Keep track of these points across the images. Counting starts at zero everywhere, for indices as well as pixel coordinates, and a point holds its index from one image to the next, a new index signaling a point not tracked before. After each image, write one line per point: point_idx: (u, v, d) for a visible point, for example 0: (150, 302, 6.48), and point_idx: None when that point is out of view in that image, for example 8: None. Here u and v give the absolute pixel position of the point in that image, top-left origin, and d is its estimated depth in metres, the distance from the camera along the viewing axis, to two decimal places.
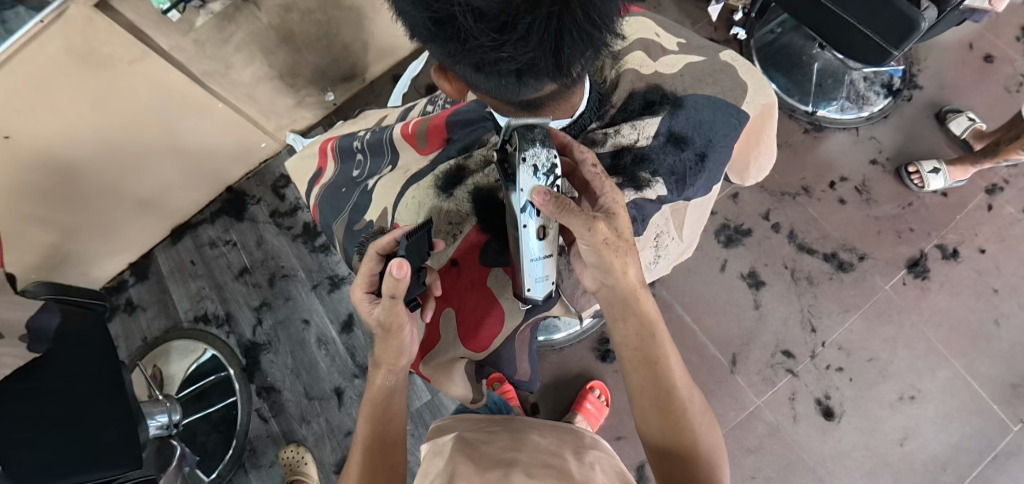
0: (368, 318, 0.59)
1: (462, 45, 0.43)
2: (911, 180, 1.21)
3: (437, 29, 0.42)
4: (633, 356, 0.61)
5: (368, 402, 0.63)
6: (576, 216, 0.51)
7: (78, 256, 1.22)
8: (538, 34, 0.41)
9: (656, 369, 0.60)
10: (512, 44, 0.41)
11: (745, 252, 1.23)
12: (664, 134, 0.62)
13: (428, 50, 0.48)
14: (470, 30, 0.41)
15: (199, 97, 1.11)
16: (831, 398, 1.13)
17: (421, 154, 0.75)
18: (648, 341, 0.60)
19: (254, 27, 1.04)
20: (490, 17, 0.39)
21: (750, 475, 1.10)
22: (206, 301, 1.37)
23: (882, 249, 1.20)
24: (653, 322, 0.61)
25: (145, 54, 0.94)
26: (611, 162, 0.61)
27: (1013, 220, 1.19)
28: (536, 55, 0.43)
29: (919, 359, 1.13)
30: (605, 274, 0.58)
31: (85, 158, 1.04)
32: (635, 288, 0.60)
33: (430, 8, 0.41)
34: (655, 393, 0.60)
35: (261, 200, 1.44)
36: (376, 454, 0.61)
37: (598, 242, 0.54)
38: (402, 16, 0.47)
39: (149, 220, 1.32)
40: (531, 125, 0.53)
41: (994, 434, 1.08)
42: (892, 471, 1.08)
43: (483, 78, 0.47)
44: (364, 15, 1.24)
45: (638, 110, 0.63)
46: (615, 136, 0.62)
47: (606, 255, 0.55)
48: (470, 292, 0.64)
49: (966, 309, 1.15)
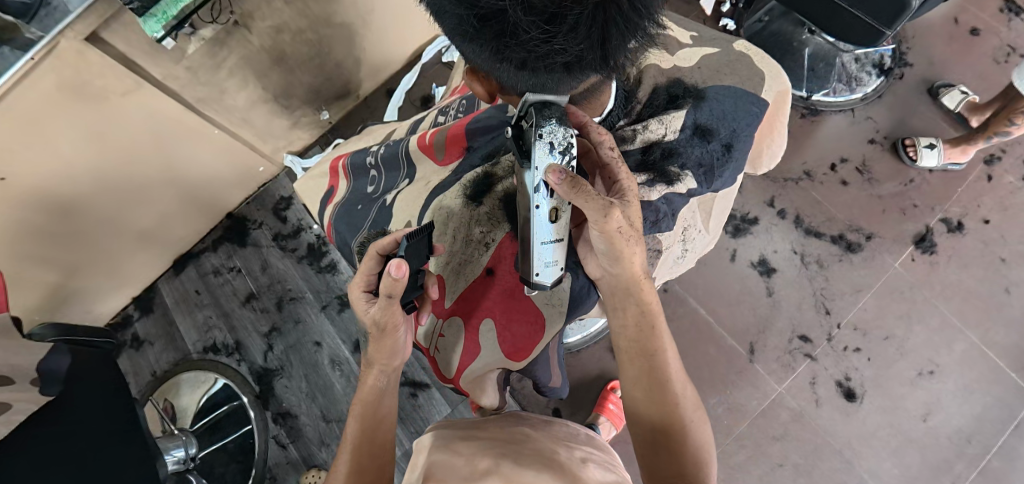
0: (363, 316, 0.60)
1: (510, 42, 0.42)
2: (906, 153, 1.23)
3: (482, 27, 0.42)
4: (629, 347, 0.61)
5: (358, 402, 0.65)
6: (591, 201, 0.50)
7: (82, 293, 1.20)
8: (587, 23, 0.40)
9: (653, 363, 0.59)
10: (563, 35, 0.41)
11: (754, 241, 1.23)
12: (690, 127, 0.62)
13: (467, 53, 0.48)
14: (519, 24, 0.40)
15: (194, 125, 1.09)
16: (852, 379, 1.13)
17: (440, 166, 0.74)
18: (646, 332, 0.60)
19: (246, 50, 1.05)
20: (541, 9, 0.39)
21: (778, 463, 1.10)
22: (214, 330, 1.35)
23: (888, 228, 1.21)
24: (654, 314, 0.60)
25: (139, 84, 0.93)
26: (640, 158, 0.61)
27: (1013, 189, 1.21)
28: (584, 47, 0.43)
29: (935, 333, 1.13)
30: (613, 263, 0.57)
31: (82, 193, 1.02)
32: (639, 279, 0.58)
33: (476, 5, 0.40)
34: (648, 387, 0.60)
35: (263, 224, 1.42)
36: (365, 453, 0.62)
37: (611, 230, 0.53)
38: (440, 17, 0.46)
39: (151, 252, 1.30)
40: (548, 102, 0.51)
41: (1014, 403, 1.08)
42: (918, 448, 1.08)
43: (525, 77, 0.47)
44: (356, 31, 1.23)
45: (663, 105, 0.63)
46: (643, 132, 0.61)
47: (615, 244, 0.54)
48: (505, 301, 0.63)
49: (974, 280, 1.16)
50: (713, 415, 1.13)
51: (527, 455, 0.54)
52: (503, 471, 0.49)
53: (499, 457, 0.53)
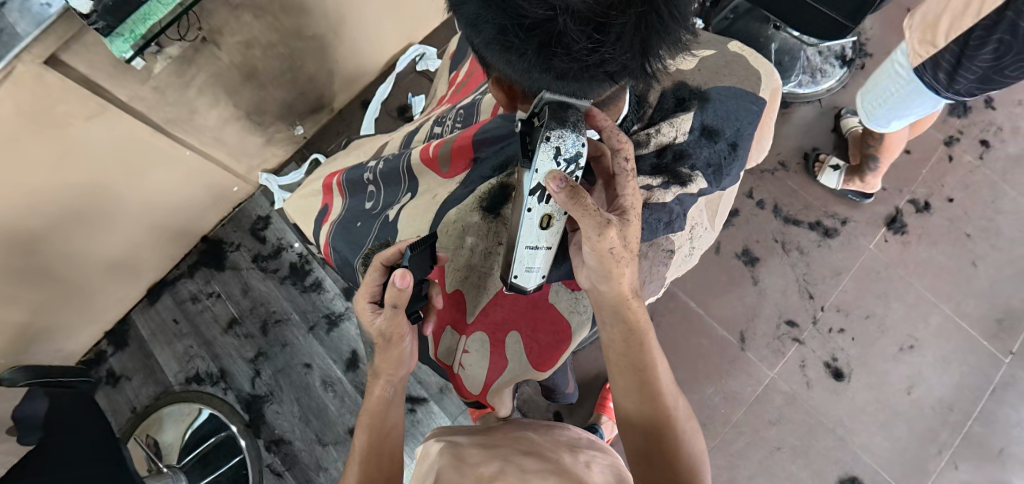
0: (369, 327, 0.59)
1: (556, 51, 0.41)
2: (814, 166, 1.27)
3: (527, 37, 0.41)
4: (620, 361, 0.60)
5: (366, 413, 0.62)
6: (586, 214, 0.50)
7: (52, 331, 1.13)
8: (632, 31, 0.41)
9: (644, 374, 0.60)
10: (609, 45, 0.41)
11: (736, 232, 1.26)
12: (698, 129, 0.64)
13: (498, 65, 0.47)
14: (568, 33, 0.40)
15: (164, 146, 1.05)
16: (838, 359, 1.17)
17: (445, 179, 0.73)
18: (636, 348, 0.60)
19: (215, 68, 1.01)
20: (591, 17, 0.39)
21: (775, 446, 1.13)
22: (196, 359, 1.29)
23: (861, 212, 1.26)
24: (643, 330, 0.60)
25: (104, 106, 0.88)
26: (655, 161, 0.62)
27: (973, 168, 1.27)
28: (629, 56, 0.43)
29: (911, 309, 1.19)
30: (601, 279, 0.57)
31: (47, 228, 0.96)
32: (627, 299, 0.58)
33: (523, 15, 0.39)
34: (640, 396, 0.60)
35: (241, 245, 1.37)
36: (373, 466, 0.59)
37: (603, 250, 0.53)
38: (476, 30, 0.45)
39: (123, 282, 1.23)
40: (565, 104, 0.50)
41: (989, 369, 1.15)
42: (905, 420, 1.13)
43: (561, 86, 0.46)
44: (328, 43, 1.21)
45: (672, 108, 0.64)
46: (656, 136, 0.63)
47: (606, 262, 0.54)
48: (530, 313, 0.64)
49: (944, 256, 1.22)
50: (711, 406, 1.16)
51: (532, 463, 0.51)
52: (508, 478, 0.46)
53: (503, 462, 0.51)
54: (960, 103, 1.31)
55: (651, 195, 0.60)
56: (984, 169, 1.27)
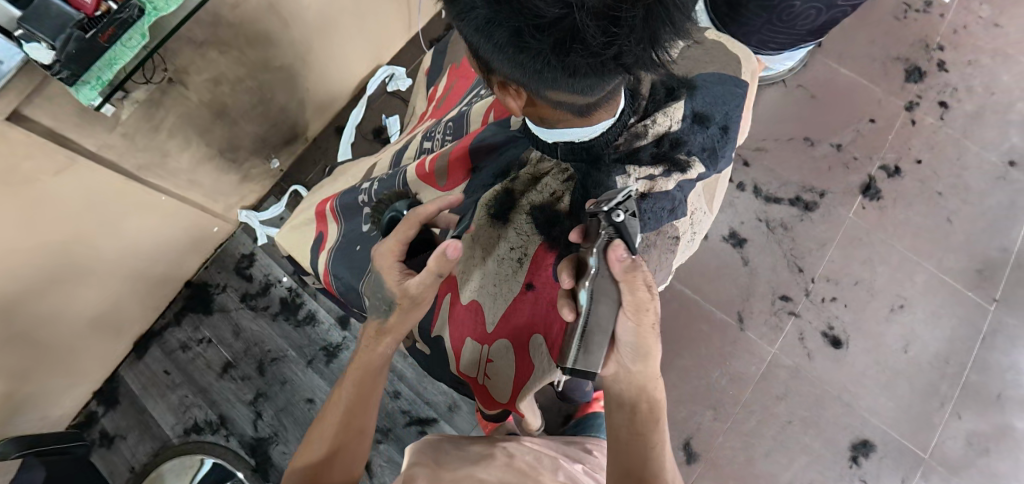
0: (394, 287, 0.59)
1: (573, 47, 0.42)
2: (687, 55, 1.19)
3: (543, 37, 0.41)
4: (627, 427, 0.57)
5: (361, 362, 0.62)
6: (641, 289, 0.52)
7: (36, 398, 1.07)
8: (642, 23, 0.41)
9: (649, 442, 0.55)
10: (623, 37, 0.41)
11: (721, 215, 1.29)
12: (690, 116, 0.65)
13: (506, 70, 0.47)
14: (585, 29, 0.40)
15: (139, 194, 1.01)
16: (834, 327, 1.20)
17: (444, 192, 0.73)
18: (646, 424, 0.56)
19: (184, 108, 0.99)
20: (605, 11, 0.40)
21: (786, 420, 1.15)
22: (193, 409, 1.25)
23: (837, 183, 1.30)
24: (659, 409, 0.57)
25: (73, 159, 0.84)
26: (655, 150, 0.62)
27: (936, 128, 1.33)
28: (639, 47, 0.43)
29: (896, 271, 1.23)
30: (637, 359, 0.55)
31: (20, 293, 0.92)
32: (653, 380, 0.56)
33: (538, 15, 0.40)
34: (638, 472, 0.54)
35: (227, 286, 1.34)
36: (353, 416, 0.59)
37: (647, 326, 0.53)
38: (483, 36, 0.44)
39: (108, 338, 1.19)
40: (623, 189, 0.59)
41: (977, 319, 1.19)
42: (906, 378, 1.16)
43: (572, 85, 0.47)
44: (296, 73, 1.20)
45: (664, 99, 0.64)
46: (653, 126, 0.62)
47: (645, 338, 0.53)
48: (551, 314, 0.62)
49: (920, 216, 1.27)
50: (719, 389, 1.17)
51: (509, 474, 0.59)
52: None
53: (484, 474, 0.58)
54: (915, 70, 1.37)
55: (654, 184, 0.61)
56: (946, 128, 1.33)
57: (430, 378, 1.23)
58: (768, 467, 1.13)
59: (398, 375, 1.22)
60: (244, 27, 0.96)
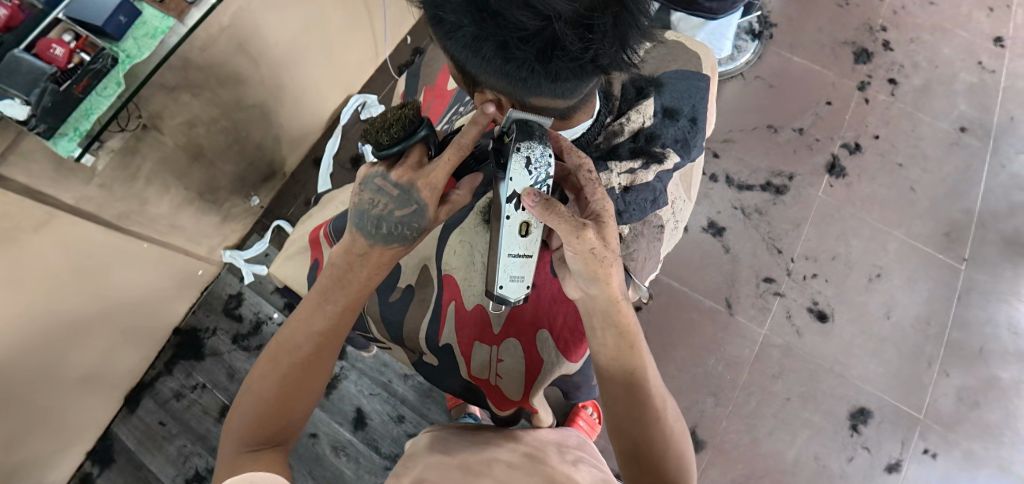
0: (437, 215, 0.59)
1: (554, 54, 0.45)
2: None
3: (527, 48, 0.44)
4: (612, 369, 0.60)
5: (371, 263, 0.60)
6: (563, 223, 0.51)
7: (26, 466, 1.04)
8: (612, 29, 0.45)
9: (632, 373, 0.59)
10: (598, 42, 0.45)
11: (699, 206, 1.33)
12: (659, 112, 0.69)
13: (492, 81, 0.49)
14: (563, 37, 0.43)
15: (121, 243, 1.00)
16: (819, 302, 1.24)
17: None
18: (626, 352, 0.59)
19: (160, 153, 0.99)
20: (580, 20, 0.43)
21: (785, 397, 1.18)
22: (193, 458, 1.21)
23: (804, 165, 1.35)
24: (633, 333, 0.60)
25: (53, 213, 0.83)
26: (632, 146, 0.66)
27: (888, 104, 1.40)
28: (612, 51, 0.47)
29: (869, 242, 1.28)
30: (590, 283, 0.56)
31: (7, 357, 0.90)
32: (617, 302, 0.58)
33: (521, 28, 0.42)
34: (627, 401, 0.60)
35: (217, 329, 1.32)
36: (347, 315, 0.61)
37: (585, 252, 0.53)
38: (469, 50, 0.47)
39: (97, 396, 1.15)
40: (529, 120, 0.53)
41: (950, 278, 1.25)
42: (892, 344, 1.21)
43: (554, 89, 0.49)
44: (270, 109, 1.21)
45: (634, 98, 0.68)
46: (628, 124, 0.67)
47: (589, 264, 0.54)
48: (552, 308, 0.69)
49: (885, 188, 1.33)
50: (716, 375, 1.20)
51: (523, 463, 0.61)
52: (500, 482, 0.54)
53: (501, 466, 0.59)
54: (862, 52, 1.45)
55: (635, 177, 0.65)
56: (897, 103, 1.40)
57: (432, 398, 1.22)
58: (773, 446, 1.15)
59: (399, 399, 1.22)
60: (214, 70, 0.99)
